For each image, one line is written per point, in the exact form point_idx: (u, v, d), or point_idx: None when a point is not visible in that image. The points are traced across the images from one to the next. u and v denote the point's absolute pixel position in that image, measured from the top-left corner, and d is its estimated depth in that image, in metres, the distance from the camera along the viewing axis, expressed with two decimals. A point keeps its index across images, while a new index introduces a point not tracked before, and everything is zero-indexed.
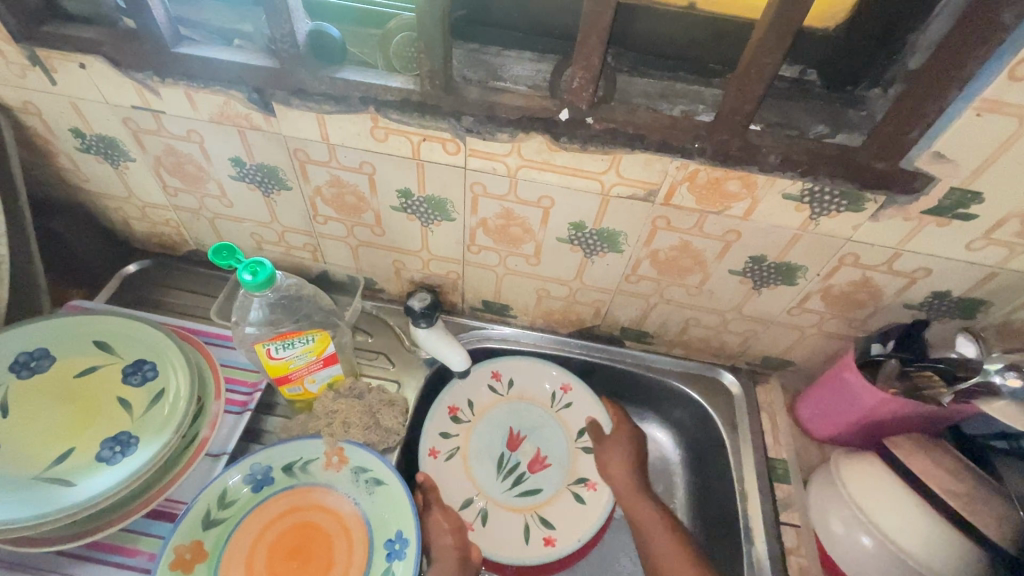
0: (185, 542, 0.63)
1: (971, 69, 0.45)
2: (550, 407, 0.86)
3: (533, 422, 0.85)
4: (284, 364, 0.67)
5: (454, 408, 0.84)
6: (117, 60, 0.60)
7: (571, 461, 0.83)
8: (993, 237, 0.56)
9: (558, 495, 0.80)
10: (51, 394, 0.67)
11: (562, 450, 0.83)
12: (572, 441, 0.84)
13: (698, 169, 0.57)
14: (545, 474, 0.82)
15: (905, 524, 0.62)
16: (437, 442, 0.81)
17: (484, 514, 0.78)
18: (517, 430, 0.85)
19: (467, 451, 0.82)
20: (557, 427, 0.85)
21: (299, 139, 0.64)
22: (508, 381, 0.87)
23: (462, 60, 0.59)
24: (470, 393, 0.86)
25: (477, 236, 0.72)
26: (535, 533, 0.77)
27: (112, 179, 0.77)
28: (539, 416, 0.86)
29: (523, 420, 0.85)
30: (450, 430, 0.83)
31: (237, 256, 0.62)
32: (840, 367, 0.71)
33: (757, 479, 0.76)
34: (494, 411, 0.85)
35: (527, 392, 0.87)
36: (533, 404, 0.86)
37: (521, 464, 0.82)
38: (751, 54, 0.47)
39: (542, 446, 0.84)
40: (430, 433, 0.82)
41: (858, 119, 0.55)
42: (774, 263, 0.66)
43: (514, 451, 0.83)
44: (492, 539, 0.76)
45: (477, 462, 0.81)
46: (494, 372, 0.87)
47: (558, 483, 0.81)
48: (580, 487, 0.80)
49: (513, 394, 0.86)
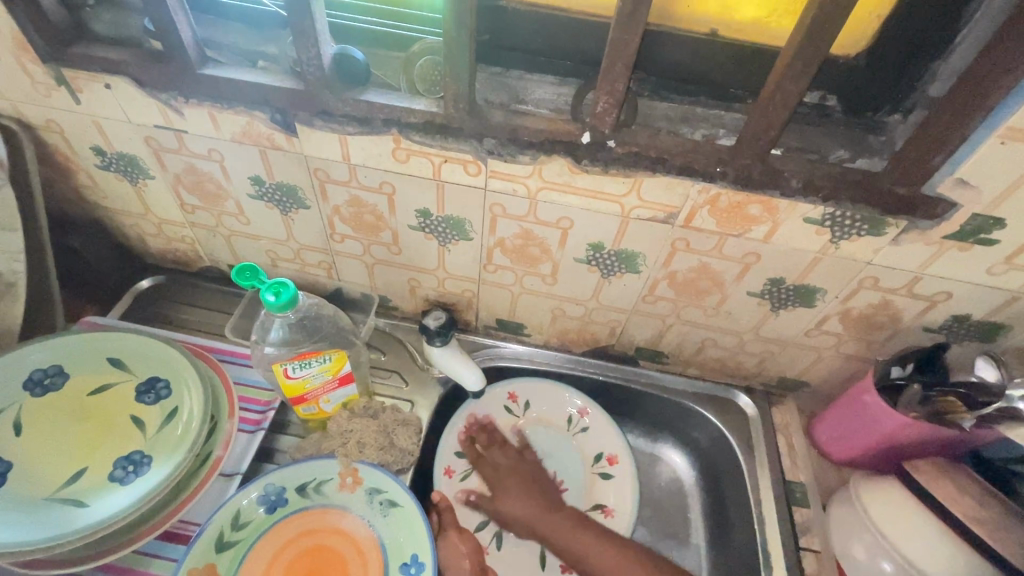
0: (199, 566, 0.62)
1: (996, 98, 0.45)
2: (567, 431, 0.85)
3: (549, 446, 0.84)
4: (301, 383, 0.67)
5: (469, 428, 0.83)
6: (143, 80, 0.60)
7: (589, 487, 0.81)
8: (1014, 262, 0.56)
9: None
10: (64, 413, 0.66)
11: (579, 476, 0.82)
12: (589, 466, 0.83)
13: (719, 193, 0.57)
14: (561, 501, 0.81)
15: (929, 552, 0.62)
16: (452, 461, 0.80)
17: (500, 537, 0.78)
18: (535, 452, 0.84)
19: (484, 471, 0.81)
20: (573, 451, 0.84)
21: (320, 159, 0.64)
22: (525, 403, 0.86)
23: (485, 83, 0.60)
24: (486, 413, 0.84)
25: (494, 255, 0.72)
26: (551, 559, 0.77)
27: (130, 196, 0.78)
28: (556, 440, 0.85)
29: (539, 443, 0.85)
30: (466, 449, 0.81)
31: (260, 277, 0.62)
32: (860, 390, 0.71)
33: (775, 503, 0.75)
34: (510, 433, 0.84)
35: (544, 415, 0.86)
36: (550, 428, 0.85)
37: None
38: (777, 81, 0.47)
39: (560, 470, 0.83)
40: (445, 452, 0.80)
41: (879, 144, 0.56)
42: (793, 285, 0.66)
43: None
44: (509, 564, 0.76)
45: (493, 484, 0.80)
46: (509, 392, 0.86)
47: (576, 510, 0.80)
48: (599, 513, 0.79)
49: (530, 417, 0.86)
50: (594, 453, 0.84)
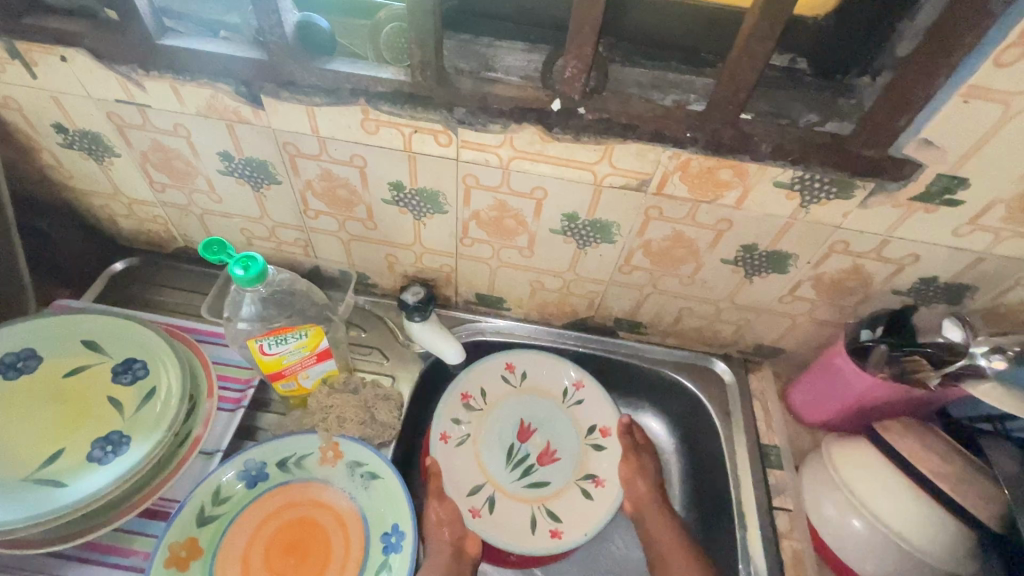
0: (180, 540, 0.63)
1: (959, 56, 0.45)
2: (561, 402, 0.85)
3: (544, 415, 0.85)
4: (278, 359, 0.67)
5: (467, 396, 0.84)
6: (100, 53, 0.59)
7: (581, 458, 0.82)
8: (978, 222, 0.57)
9: (567, 490, 0.79)
10: (41, 395, 0.66)
11: (572, 445, 0.83)
12: (582, 437, 0.83)
13: (690, 158, 0.57)
14: (553, 468, 0.81)
15: (893, 505, 0.64)
16: (449, 427, 0.81)
17: (492, 501, 0.78)
18: (528, 422, 0.84)
19: (478, 439, 0.82)
20: (568, 421, 0.84)
21: (288, 132, 0.63)
22: (521, 373, 0.86)
23: (454, 50, 0.59)
24: (485, 381, 0.85)
25: (469, 228, 0.72)
26: (541, 525, 0.77)
27: (96, 175, 0.76)
28: (551, 410, 0.85)
29: (535, 412, 0.85)
30: (462, 417, 0.82)
31: (228, 251, 0.61)
32: (832, 354, 0.72)
33: (750, 465, 0.76)
34: (506, 402, 0.85)
35: (540, 386, 0.86)
36: (545, 397, 0.86)
37: (530, 456, 0.82)
38: (743, 44, 0.47)
39: (553, 439, 0.83)
40: (442, 418, 0.81)
41: (848, 107, 0.56)
42: (765, 251, 0.66)
43: (524, 442, 0.83)
44: (498, 529, 0.76)
45: (488, 451, 0.81)
46: (508, 361, 0.86)
47: (567, 477, 0.81)
48: (588, 483, 0.80)
49: (526, 386, 0.86)
50: (587, 425, 0.84)
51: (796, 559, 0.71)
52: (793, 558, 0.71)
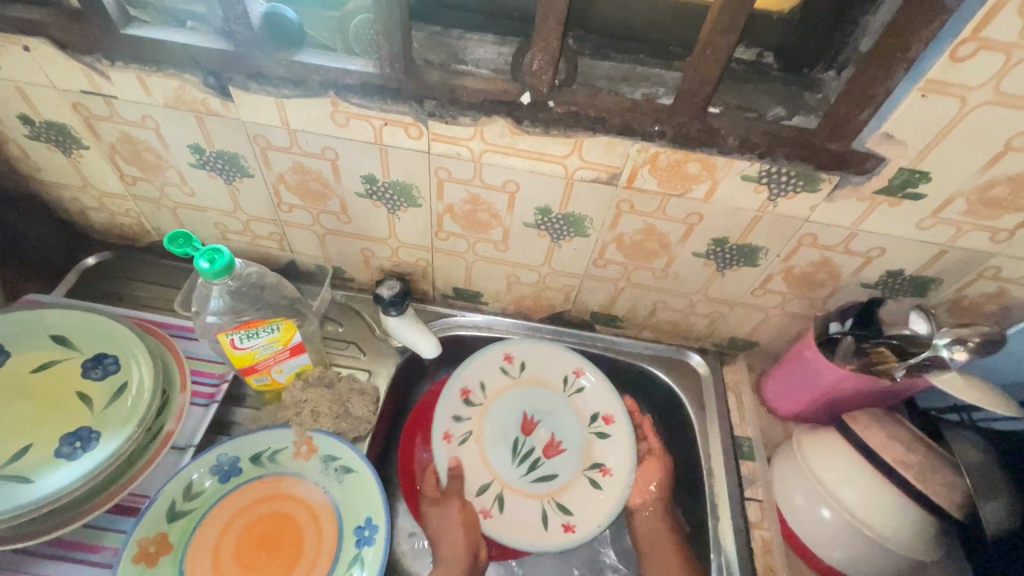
0: (149, 536, 0.62)
1: (916, 50, 0.46)
2: (563, 392, 0.83)
3: (546, 407, 0.83)
4: (250, 354, 0.67)
5: (466, 391, 0.82)
6: (64, 42, 0.58)
7: (586, 447, 0.80)
8: (941, 216, 0.58)
9: (575, 482, 0.78)
10: (8, 391, 0.65)
11: (575, 436, 0.81)
12: (585, 426, 0.82)
13: (659, 152, 0.58)
14: (560, 460, 0.80)
15: (859, 494, 0.65)
16: (451, 426, 0.79)
17: (501, 499, 0.77)
18: (531, 414, 0.82)
19: (482, 435, 0.80)
20: (570, 411, 0.83)
21: (258, 124, 0.63)
22: (520, 364, 0.84)
23: (424, 42, 0.59)
24: (483, 375, 0.83)
25: (444, 222, 0.72)
26: (553, 519, 0.75)
27: (65, 167, 0.75)
28: (553, 400, 0.83)
29: (537, 404, 0.83)
30: (463, 413, 0.80)
31: (194, 244, 0.60)
32: (801, 346, 0.73)
33: (722, 456, 0.77)
34: (508, 394, 0.83)
35: (540, 377, 0.84)
36: (546, 388, 0.84)
37: (535, 450, 0.80)
38: (706, 37, 0.47)
39: (557, 430, 0.82)
40: (443, 416, 0.79)
41: (814, 101, 0.56)
42: (735, 245, 0.67)
43: (528, 435, 0.81)
44: (508, 527, 0.75)
45: (493, 448, 0.80)
46: (505, 353, 0.84)
47: (574, 468, 0.79)
48: (596, 473, 0.78)
49: (526, 377, 0.84)
50: (591, 413, 0.82)
51: (766, 548, 0.72)
52: (763, 547, 0.72)
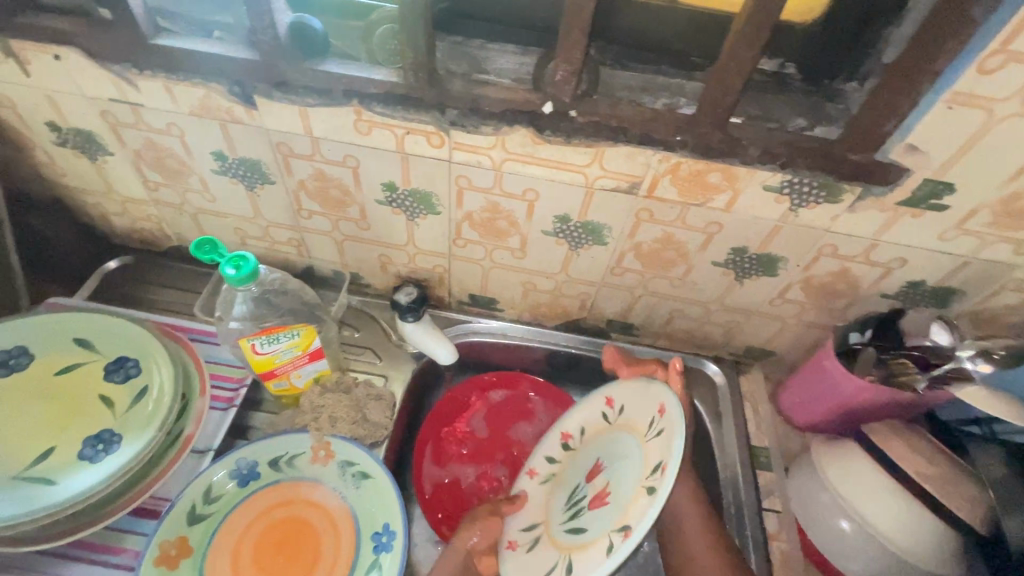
0: (170, 538, 0.63)
1: (943, 63, 0.46)
2: (644, 435, 0.57)
3: (620, 455, 0.60)
4: (269, 359, 0.67)
5: (569, 433, 0.69)
6: (94, 52, 0.59)
7: (629, 504, 0.53)
8: (965, 227, 0.58)
9: (595, 545, 0.53)
10: (32, 393, 0.66)
11: (627, 488, 0.55)
12: (642, 477, 0.53)
13: (680, 161, 0.58)
14: (599, 515, 0.56)
15: (880, 507, 0.64)
16: (540, 463, 0.70)
17: (536, 542, 0.62)
18: (603, 460, 0.62)
19: (563, 479, 0.67)
20: (637, 458, 0.56)
21: (282, 132, 0.63)
22: (620, 408, 0.63)
23: (446, 52, 0.59)
24: (584, 417, 0.68)
25: (462, 229, 0.72)
26: None
27: (90, 173, 0.76)
28: (629, 447, 0.59)
29: (616, 451, 0.61)
30: (555, 454, 0.69)
31: (220, 250, 0.61)
32: (820, 356, 0.72)
33: (739, 467, 0.77)
34: (597, 437, 0.65)
35: (633, 421, 0.61)
36: (630, 433, 0.60)
37: (586, 499, 0.60)
38: (730, 47, 0.48)
39: (615, 481, 0.57)
40: (538, 451, 0.71)
41: (837, 112, 0.56)
42: (755, 254, 0.67)
43: (588, 482, 0.62)
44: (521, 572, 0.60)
45: (560, 492, 0.65)
46: (609, 394, 0.66)
47: (604, 529, 0.54)
48: (619, 537, 0.51)
49: (620, 423, 0.62)
50: (654, 461, 0.53)
51: (785, 559, 0.72)
52: (781, 559, 0.72)
